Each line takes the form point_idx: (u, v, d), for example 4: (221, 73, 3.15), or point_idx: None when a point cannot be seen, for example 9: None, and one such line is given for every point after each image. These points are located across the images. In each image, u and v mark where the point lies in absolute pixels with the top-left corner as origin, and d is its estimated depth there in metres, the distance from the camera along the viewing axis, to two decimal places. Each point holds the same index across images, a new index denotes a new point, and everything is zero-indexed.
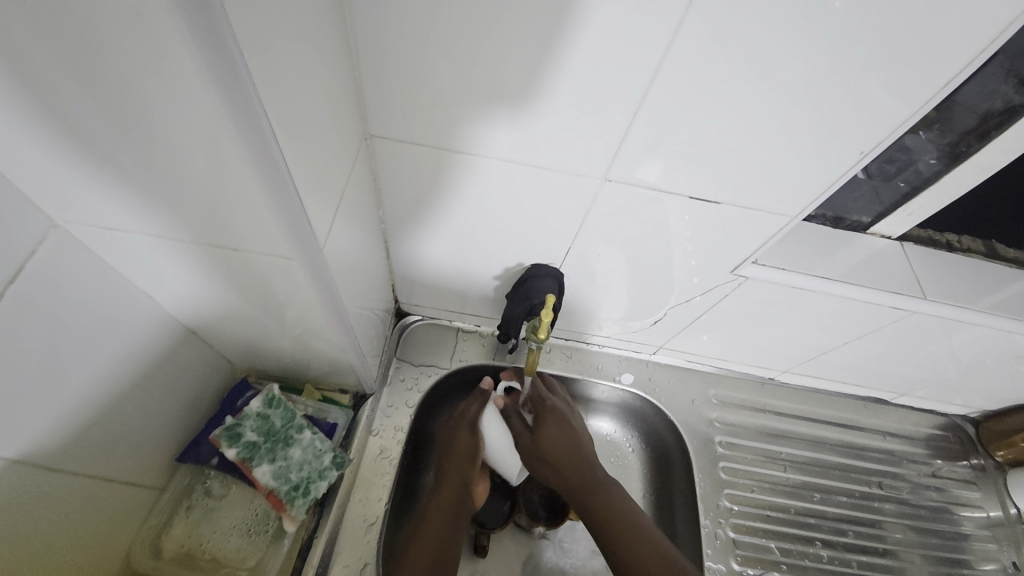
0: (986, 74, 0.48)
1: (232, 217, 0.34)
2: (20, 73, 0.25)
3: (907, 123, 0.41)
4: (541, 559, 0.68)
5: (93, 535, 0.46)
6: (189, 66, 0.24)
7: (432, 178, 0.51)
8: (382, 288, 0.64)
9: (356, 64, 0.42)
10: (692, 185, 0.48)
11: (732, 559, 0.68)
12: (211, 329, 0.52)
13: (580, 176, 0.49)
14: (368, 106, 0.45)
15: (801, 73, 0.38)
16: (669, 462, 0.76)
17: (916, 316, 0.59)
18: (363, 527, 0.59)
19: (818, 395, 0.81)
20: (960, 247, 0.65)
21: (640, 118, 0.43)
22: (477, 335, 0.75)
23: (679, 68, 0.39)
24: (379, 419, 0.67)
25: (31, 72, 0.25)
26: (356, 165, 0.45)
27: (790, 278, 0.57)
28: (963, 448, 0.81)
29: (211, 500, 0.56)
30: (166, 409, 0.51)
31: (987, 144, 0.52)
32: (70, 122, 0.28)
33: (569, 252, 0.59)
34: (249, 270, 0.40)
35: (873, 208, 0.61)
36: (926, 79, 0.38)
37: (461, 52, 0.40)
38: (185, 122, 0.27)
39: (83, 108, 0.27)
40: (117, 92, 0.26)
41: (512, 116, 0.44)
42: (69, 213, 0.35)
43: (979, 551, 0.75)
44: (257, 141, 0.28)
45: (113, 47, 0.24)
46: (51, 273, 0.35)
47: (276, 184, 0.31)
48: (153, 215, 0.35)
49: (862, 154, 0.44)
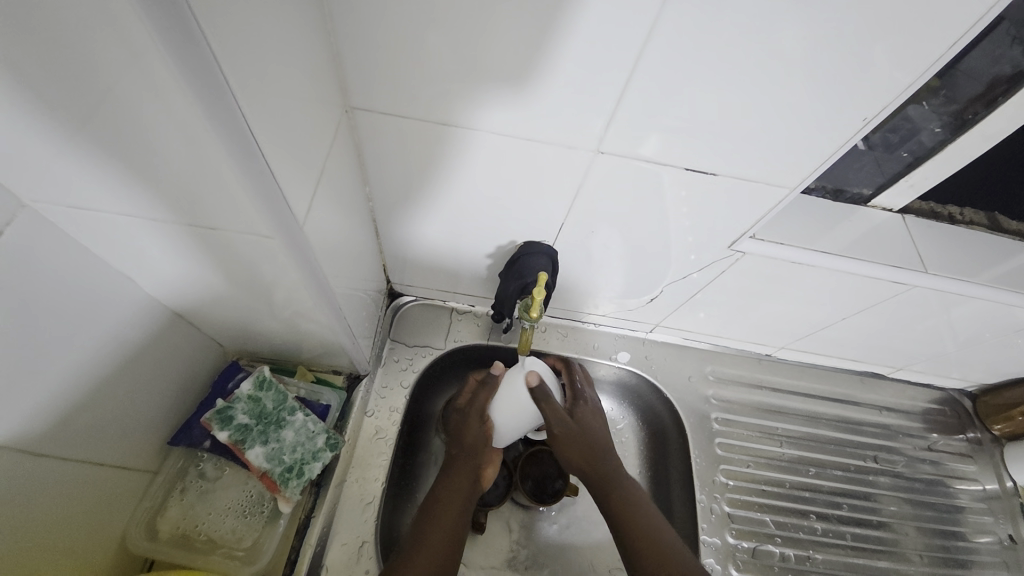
0: (991, 40, 0.46)
1: (203, 195, 0.33)
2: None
3: (912, 88, 0.39)
4: (538, 536, 0.69)
5: (86, 518, 0.46)
6: (140, 31, 0.23)
7: (418, 154, 0.50)
8: (373, 268, 0.63)
9: (332, 33, 0.40)
10: (687, 157, 0.47)
11: (726, 533, 0.69)
12: (198, 312, 0.51)
13: (571, 149, 0.47)
14: (347, 77, 0.43)
15: (803, 36, 0.36)
16: (664, 439, 0.76)
17: (915, 291, 0.58)
18: (361, 506, 0.59)
19: (815, 371, 0.81)
20: (963, 220, 0.63)
21: (631, 87, 0.41)
22: (472, 315, 0.75)
23: (671, 35, 0.37)
24: (374, 400, 0.66)
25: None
26: (336, 140, 0.44)
27: (787, 252, 0.56)
28: (960, 422, 0.81)
29: (205, 482, 0.56)
30: (156, 392, 0.51)
31: (994, 112, 0.50)
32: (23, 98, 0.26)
33: (562, 229, 0.57)
34: (230, 250, 0.39)
35: (874, 179, 0.60)
36: (931, 42, 0.36)
37: (441, 14, 0.37)
38: (145, 94, 0.26)
39: (35, 82, 0.25)
40: (68, 62, 0.24)
41: (499, 89, 0.42)
42: (36, 193, 0.33)
43: (973, 523, 0.75)
44: (222, 112, 0.27)
45: (52, 11, 0.22)
46: (22, 257, 0.34)
47: (245, 159, 0.30)
48: (126, 194, 0.33)
49: (865, 121, 0.42)
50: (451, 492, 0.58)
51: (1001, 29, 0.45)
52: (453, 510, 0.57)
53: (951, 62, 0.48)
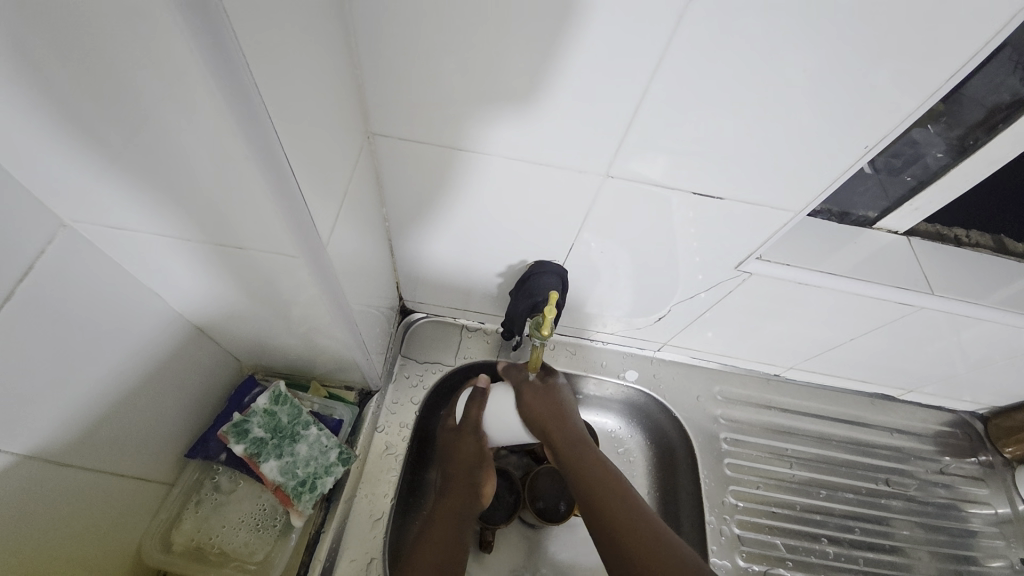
0: (994, 66, 0.48)
1: (235, 216, 0.34)
2: (25, 76, 0.26)
3: (912, 116, 0.41)
4: (545, 555, 0.68)
5: (105, 529, 0.46)
6: (188, 61, 0.24)
7: (435, 176, 0.51)
8: (387, 286, 0.65)
9: (357, 63, 0.42)
10: (695, 181, 0.48)
11: (736, 556, 0.68)
12: (218, 327, 0.53)
13: (581, 173, 0.49)
14: (370, 104, 0.45)
15: (806, 66, 0.38)
16: (673, 459, 0.76)
17: (922, 312, 0.59)
18: (370, 522, 0.60)
19: (824, 392, 0.81)
20: (969, 242, 0.64)
21: (641, 113, 0.43)
22: (481, 333, 0.76)
23: (679, 64, 0.39)
24: (385, 415, 0.67)
25: (36, 73, 0.26)
26: (358, 163, 0.46)
27: (794, 274, 0.57)
28: (971, 445, 0.80)
29: (220, 495, 0.57)
30: (175, 405, 0.52)
31: (994, 138, 0.51)
32: (75, 123, 0.28)
33: (572, 249, 0.59)
34: (254, 267, 0.40)
35: (879, 203, 0.61)
36: (932, 70, 0.37)
37: (462, 44, 0.40)
38: (189, 123, 0.28)
39: (88, 109, 0.27)
40: (121, 93, 0.26)
41: (513, 114, 0.44)
42: (76, 213, 0.35)
43: (987, 548, 0.74)
44: (257, 136, 0.29)
45: (115, 49, 0.24)
46: (62, 273, 0.36)
47: (279, 183, 0.31)
48: (160, 215, 0.35)
49: (867, 148, 0.43)
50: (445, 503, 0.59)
51: (1003, 55, 0.46)
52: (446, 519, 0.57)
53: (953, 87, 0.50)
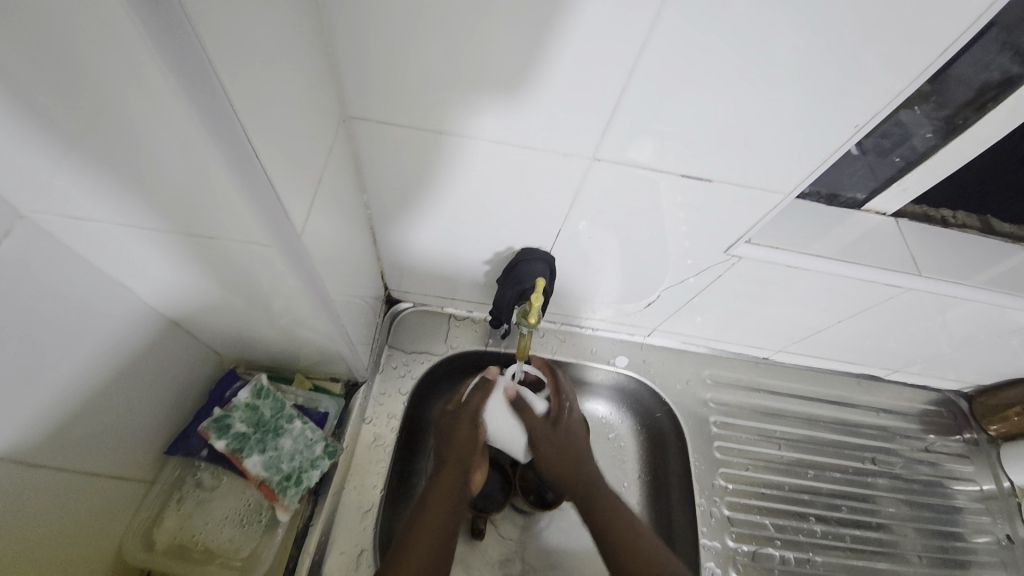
0: (982, 45, 0.47)
1: (200, 203, 0.32)
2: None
3: (903, 94, 0.40)
4: (538, 541, 0.68)
5: (82, 530, 0.45)
6: (126, 26, 0.22)
7: (417, 160, 0.50)
8: (371, 275, 0.63)
9: (330, 44, 0.40)
10: (684, 164, 0.47)
11: (726, 536, 0.69)
12: (195, 320, 0.51)
13: (568, 156, 0.48)
14: (345, 86, 0.43)
15: (798, 45, 0.37)
16: (663, 443, 0.76)
17: (910, 293, 0.59)
18: (359, 514, 0.59)
19: (812, 374, 0.81)
20: (956, 222, 0.64)
21: (627, 96, 0.41)
22: (470, 321, 0.75)
23: (667, 44, 0.37)
24: (372, 407, 0.66)
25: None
26: (334, 149, 0.44)
27: (783, 256, 0.56)
28: (956, 423, 0.81)
29: (202, 491, 0.56)
30: (152, 401, 0.51)
31: (984, 117, 0.50)
32: (13, 103, 0.26)
33: (560, 235, 0.58)
34: (225, 255, 0.38)
35: (868, 184, 0.60)
36: (923, 47, 0.36)
37: (435, 20, 0.37)
38: (144, 106, 0.26)
39: (24, 85, 0.25)
40: (65, 71, 0.24)
41: (494, 97, 0.43)
42: (31, 204, 0.33)
43: (971, 524, 0.76)
44: (214, 113, 0.26)
45: (54, 22, 0.22)
46: (20, 267, 0.34)
47: (245, 168, 0.30)
48: (122, 204, 0.33)
49: (858, 127, 0.42)
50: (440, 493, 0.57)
51: (989, 35, 0.45)
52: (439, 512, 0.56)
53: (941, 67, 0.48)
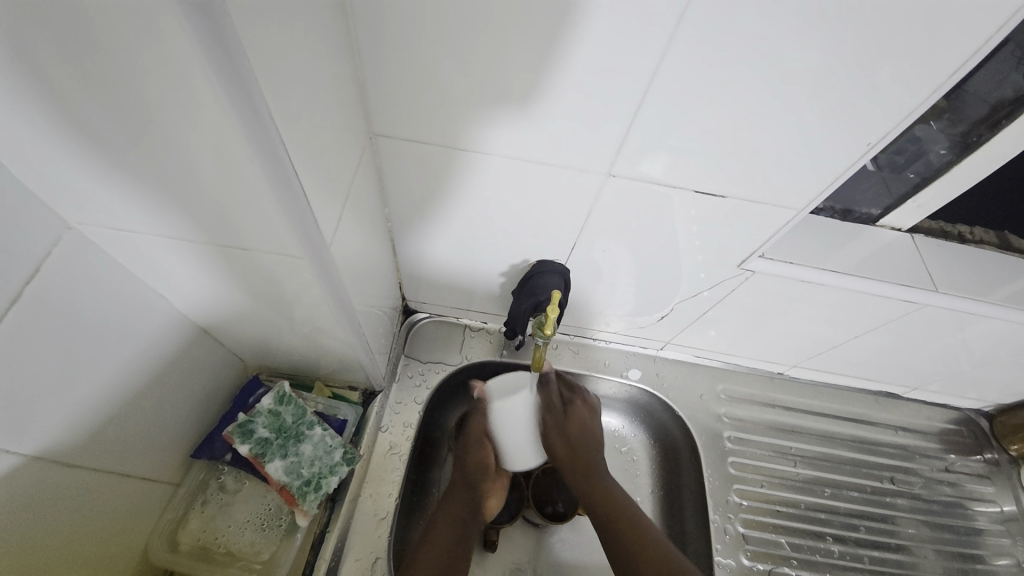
0: (997, 61, 0.47)
1: (237, 216, 0.34)
2: (27, 72, 0.25)
3: (914, 113, 0.40)
4: (549, 554, 0.68)
5: (110, 530, 0.47)
6: (190, 59, 0.24)
7: (437, 176, 0.52)
8: (390, 286, 0.65)
9: (359, 66, 0.42)
10: (697, 180, 0.48)
11: (740, 554, 0.68)
12: (223, 328, 0.53)
13: (582, 172, 0.49)
14: (371, 105, 0.45)
15: (810, 65, 0.38)
16: (676, 458, 0.76)
17: (926, 309, 0.59)
18: (374, 522, 0.60)
19: (829, 390, 0.80)
20: (973, 238, 0.64)
21: (642, 113, 0.43)
22: (484, 332, 0.76)
23: (681, 64, 0.39)
24: (389, 415, 0.67)
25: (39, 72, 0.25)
26: (361, 165, 0.46)
27: (796, 271, 0.56)
28: (977, 443, 0.80)
29: (225, 495, 0.57)
30: (180, 406, 0.52)
31: (998, 134, 0.51)
32: (82, 124, 0.28)
33: (573, 249, 0.59)
34: (258, 269, 0.41)
35: (881, 200, 0.61)
36: (934, 67, 0.37)
37: (460, 43, 0.39)
38: (193, 128, 0.28)
39: (95, 110, 0.27)
40: (127, 97, 0.27)
41: (515, 116, 0.44)
42: (82, 216, 0.36)
43: (994, 547, 0.74)
44: (257, 133, 0.28)
45: (120, 53, 0.24)
46: (68, 274, 0.37)
47: (282, 183, 0.32)
48: (165, 217, 0.36)
49: (868, 146, 0.43)
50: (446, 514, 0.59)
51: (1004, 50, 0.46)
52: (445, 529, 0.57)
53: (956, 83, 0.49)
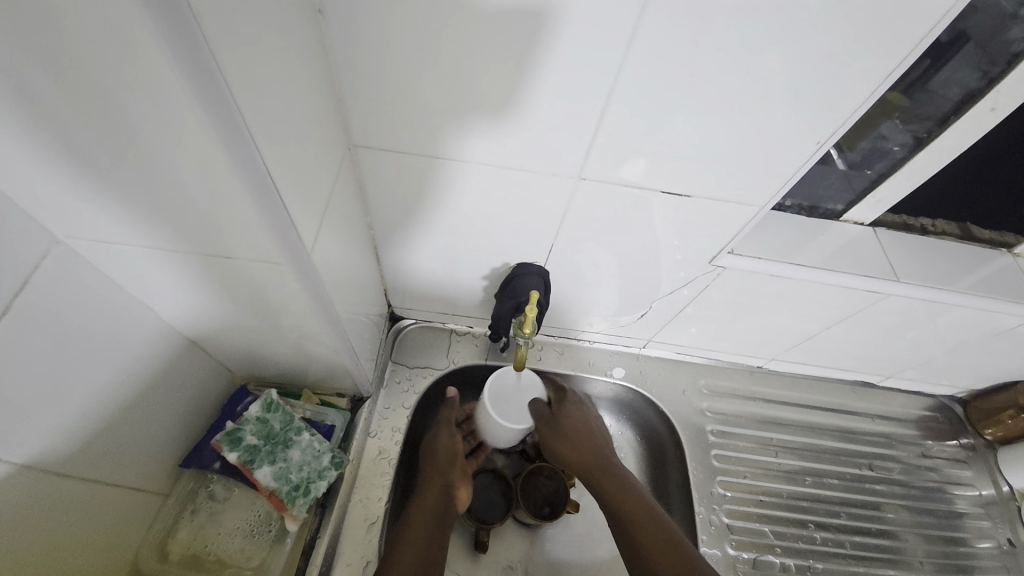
0: (959, 60, 0.51)
1: (221, 226, 0.36)
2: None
3: (853, 115, 0.43)
4: (540, 552, 0.69)
5: (101, 540, 0.47)
6: (159, 58, 0.25)
7: (416, 185, 0.53)
8: (375, 295, 0.66)
9: (335, 79, 0.44)
10: (666, 181, 0.50)
11: (726, 544, 0.70)
12: (211, 339, 0.54)
13: (555, 176, 0.51)
14: (350, 116, 0.47)
15: (764, 67, 0.40)
16: (662, 453, 0.78)
17: (892, 298, 0.61)
18: (364, 526, 0.60)
19: (808, 382, 0.82)
20: (936, 230, 0.66)
21: (608, 117, 0.45)
22: (470, 336, 0.77)
23: (641, 70, 0.41)
24: (377, 421, 0.68)
25: (6, 77, 0.26)
26: (340, 175, 0.47)
27: (764, 265, 0.59)
28: (952, 428, 0.82)
29: (215, 503, 0.57)
30: (169, 416, 0.53)
31: (946, 130, 0.53)
32: (55, 127, 0.29)
33: (552, 252, 0.61)
34: (242, 277, 0.42)
35: (844, 195, 0.63)
36: (870, 69, 0.40)
37: (431, 55, 0.41)
38: (176, 143, 0.29)
39: (68, 116, 0.28)
40: (114, 118, 0.28)
41: (488, 123, 0.46)
42: (70, 231, 0.37)
43: (974, 529, 0.76)
44: (237, 147, 0.30)
45: (107, 78, 0.26)
46: (55, 288, 0.38)
47: (262, 193, 0.33)
48: (151, 230, 0.37)
49: (818, 145, 0.46)
50: (420, 510, 0.59)
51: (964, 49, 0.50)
52: (423, 524, 0.57)
53: (920, 79, 0.53)
